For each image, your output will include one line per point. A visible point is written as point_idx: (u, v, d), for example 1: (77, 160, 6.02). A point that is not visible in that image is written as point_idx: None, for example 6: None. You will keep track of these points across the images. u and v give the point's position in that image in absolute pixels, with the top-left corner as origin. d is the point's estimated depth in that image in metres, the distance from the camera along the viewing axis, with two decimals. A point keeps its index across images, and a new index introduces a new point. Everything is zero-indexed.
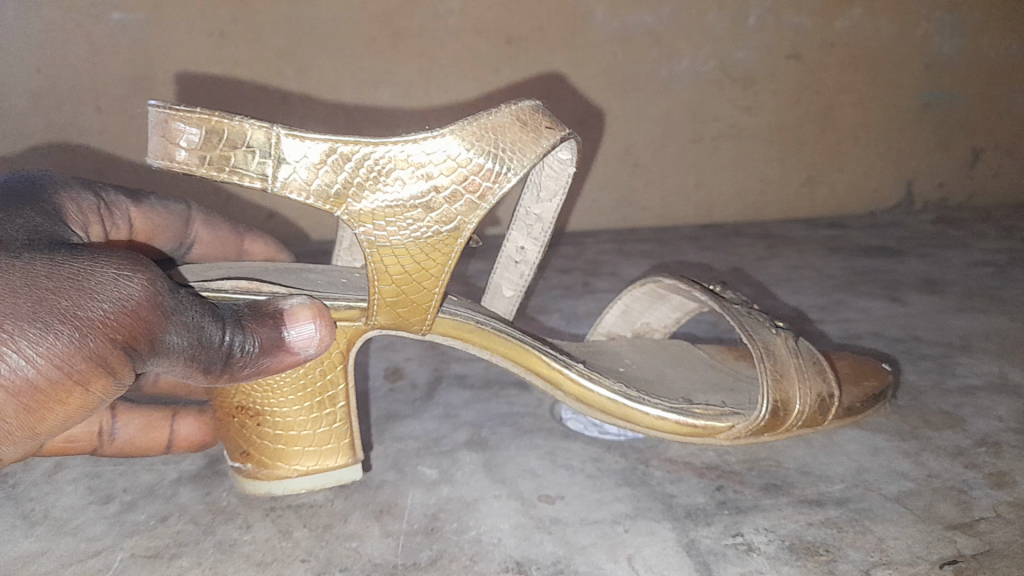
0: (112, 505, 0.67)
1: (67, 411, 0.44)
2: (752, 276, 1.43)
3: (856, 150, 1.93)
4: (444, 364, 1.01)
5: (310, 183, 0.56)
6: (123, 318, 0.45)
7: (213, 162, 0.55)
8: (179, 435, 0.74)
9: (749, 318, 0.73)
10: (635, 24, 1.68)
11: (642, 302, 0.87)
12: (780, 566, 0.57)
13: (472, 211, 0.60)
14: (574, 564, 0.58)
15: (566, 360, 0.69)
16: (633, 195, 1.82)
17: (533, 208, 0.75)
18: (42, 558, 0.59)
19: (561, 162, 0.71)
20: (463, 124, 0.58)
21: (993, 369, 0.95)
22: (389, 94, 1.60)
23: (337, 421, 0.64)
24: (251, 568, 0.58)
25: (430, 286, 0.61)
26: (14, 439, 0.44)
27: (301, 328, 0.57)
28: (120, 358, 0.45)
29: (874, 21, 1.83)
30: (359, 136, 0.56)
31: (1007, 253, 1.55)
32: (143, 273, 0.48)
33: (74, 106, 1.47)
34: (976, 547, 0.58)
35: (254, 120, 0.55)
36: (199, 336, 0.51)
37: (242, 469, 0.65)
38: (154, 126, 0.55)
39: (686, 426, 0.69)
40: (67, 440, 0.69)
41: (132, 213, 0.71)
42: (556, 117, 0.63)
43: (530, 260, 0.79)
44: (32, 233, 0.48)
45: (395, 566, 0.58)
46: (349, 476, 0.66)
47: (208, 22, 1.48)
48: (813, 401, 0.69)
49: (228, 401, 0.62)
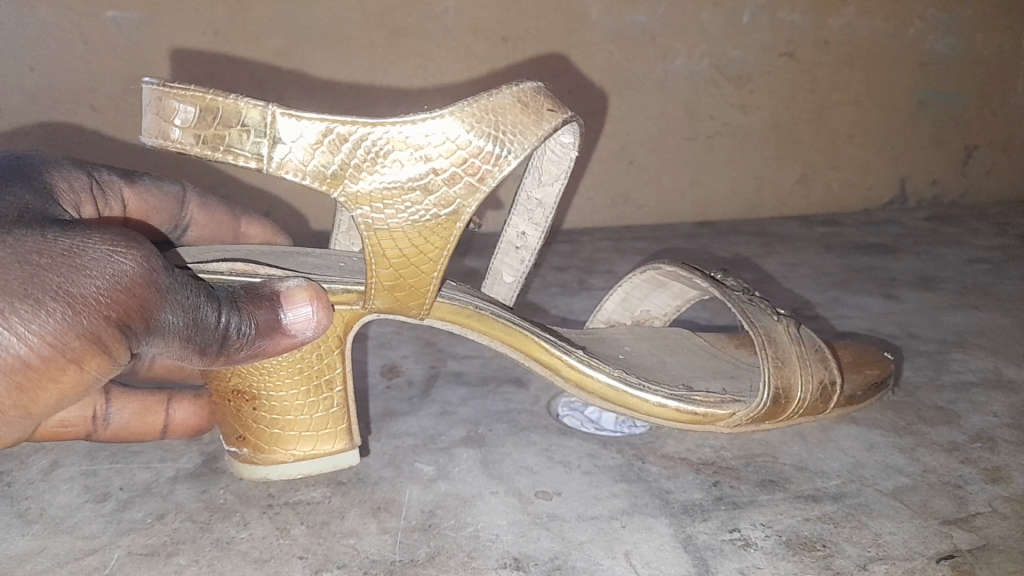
0: (109, 503, 0.67)
1: (61, 389, 0.45)
2: (748, 273, 1.43)
3: (851, 148, 1.93)
4: (441, 361, 1.01)
5: (306, 163, 0.56)
6: (117, 296, 0.45)
7: (207, 141, 0.56)
8: (175, 420, 0.75)
9: (751, 305, 0.73)
10: (630, 23, 1.68)
11: (641, 290, 0.88)
12: (777, 561, 0.57)
13: (471, 194, 0.60)
14: (572, 561, 0.58)
15: (565, 347, 0.69)
16: (629, 193, 1.82)
17: (534, 192, 0.76)
18: (38, 557, 0.59)
19: (563, 145, 0.71)
20: (462, 105, 0.58)
21: (988, 365, 0.95)
22: (386, 92, 1.60)
23: (334, 406, 0.64)
24: (249, 565, 0.58)
25: (428, 270, 0.61)
26: (11, 417, 0.44)
27: (298, 310, 0.56)
28: (115, 337, 0.46)
29: (869, 20, 1.84)
30: (357, 116, 0.56)
31: (1001, 250, 1.56)
32: (138, 250, 0.47)
33: (69, 105, 1.46)
34: (972, 542, 0.58)
35: (249, 99, 0.55)
36: (194, 317, 0.51)
37: (239, 454, 0.65)
38: (149, 105, 0.57)
39: (686, 413, 0.69)
40: (62, 425, 0.69)
41: (126, 194, 0.71)
42: (557, 100, 0.62)
43: (530, 246, 0.79)
44: (22, 210, 0.48)
45: (392, 563, 0.58)
46: (346, 461, 0.66)
47: (204, 20, 1.47)
48: (816, 387, 0.69)
49: (223, 384, 0.62)
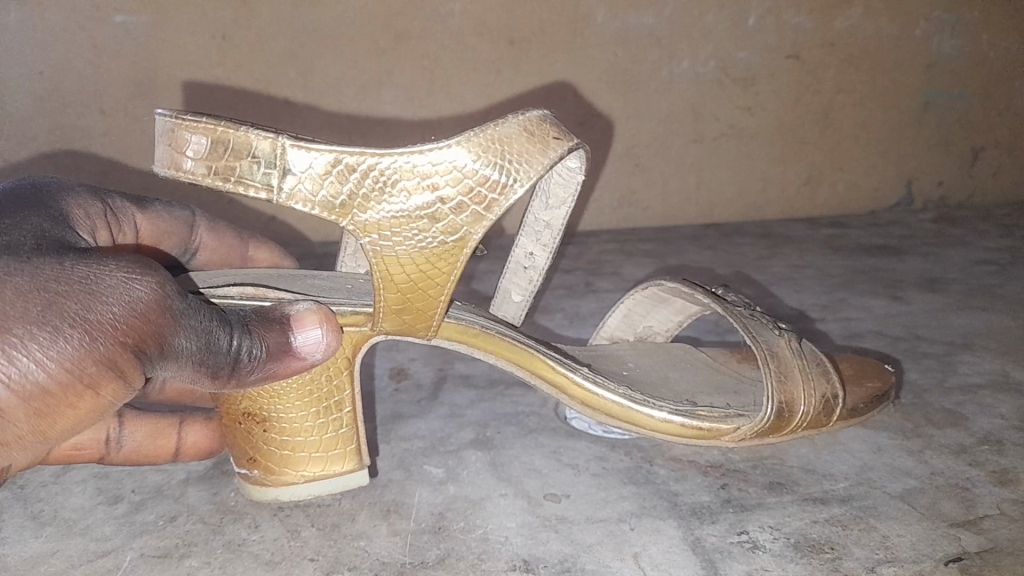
0: (121, 505, 0.68)
1: (78, 415, 0.45)
2: (754, 275, 1.43)
3: (856, 149, 1.93)
4: (448, 364, 1.01)
5: (315, 194, 0.57)
6: (133, 321, 0.46)
7: (218, 171, 0.56)
8: (187, 442, 0.72)
9: (753, 321, 0.73)
10: (635, 24, 1.68)
11: (644, 305, 0.88)
12: (786, 564, 0.57)
13: (478, 222, 0.60)
14: (581, 563, 0.58)
15: (571, 364, 0.69)
16: (635, 195, 1.82)
17: (542, 215, 0.76)
18: (52, 558, 0.60)
19: (570, 170, 0.71)
20: (470, 135, 0.59)
21: (995, 367, 0.95)
22: (392, 97, 1.61)
23: (343, 427, 0.64)
24: (260, 567, 0.58)
25: (436, 294, 0.61)
26: (27, 443, 0.44)
27: (308, 334, 0.57)
28: (130, 362, 0.46)
29: (874, 21, 1.83)
30: (365, 146, 0.57)
31: (1009, 251, 1.55)
32: (153, 277, 0.48)
33: (79, 108, 1.48)
34: (980, 544, 0.58)
35: (259, 131, 0.56)
36: (207, 340, 0.51)
37: (250, 475, 0.65)
38: (163, 136, 0.58)
39: (691, 429, 0.68)
40: (74, 448, 0.67)
41: (138, 219, 0.71)
42: (564, 128, 0.62)
43: (539, 267, 0.79)
44: (39, 237, 0.49)
45: (403, 565, 0.58)
46: (355, 481, 0.66)
47: (212, 25, 1.48)
48: (818, 401, 0.68)
49: (234, 407, 0.62)
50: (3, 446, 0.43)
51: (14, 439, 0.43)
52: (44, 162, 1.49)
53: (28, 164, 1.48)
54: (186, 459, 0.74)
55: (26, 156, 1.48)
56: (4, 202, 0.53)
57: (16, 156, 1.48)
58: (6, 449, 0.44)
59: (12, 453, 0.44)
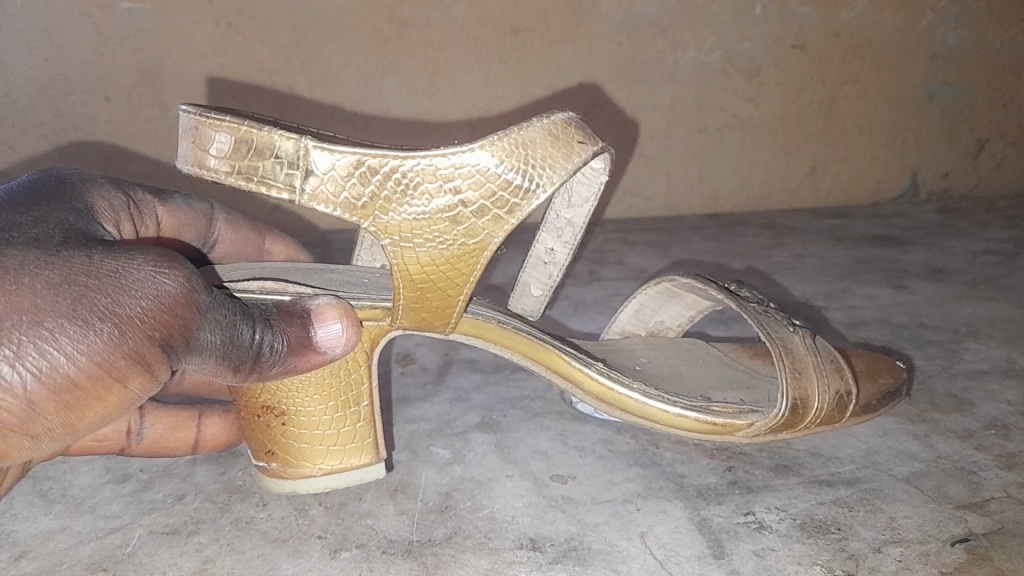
0: (129, 484, 0.68)
1: (105, 408, 0.45)
2: (758, 265, 1.43)
3: (861, 141, 1.93)
4: (454, 349, 1.02)
5: (337, 195, 0.57)
6: (161, 315, 0.46)
7: (241, 170, 0.56)
8: (206, 435, 0.71)
9: (767, 317, 0.73)
10: (640, 16, 1.68)
11: (655, 301, 0.88)
12: (792, 544, 0.57)
13: (498, 225, 0.60)
14: (588, 542, 0.58)
15: (585, 358, 0.69)
16: (637, 186, 1.83)
17: (563, 212, 0.76)
18: (60, 535, 0.60)
19: (593, 170, 0.71)
20: (495, 139, 0.58)
21: (999, 354, 0.95)
22: (395, 85, 1.61)
23: (361, 420, 0.64)
24: (268, 545, 0.59)
25: (455, 293, 0.61)
26: (54, 437, 0.44)
27: (328, 328, 0.58)
28: (157, 356, 0.46)
29: (879, 13, 1.83)
30: (388, 149, 0.57)
31: (1013, 243, 1.55)
32: (180, 270, 0.48)
33: (82, 95, 1.47)
34: (987, 526, 0.59)
35: (283, 131, 0.56)
36: (230, 334, 0.51)
37: (266, 468, 0.64)
38: (186, 133, 0.58)
39: (706, 424, 0.68)
40: (94, 440, 0.65)
41: (159, 212, 0.71)
42: (589, 131, 0.62)
43: (558, 262, 0.79)
44: (67, 231, 0.48)
45: (410, 543, 0.58)
46: (372, 474, 0.65)
47: (215, 12, 1.48)
48: (831, 398, 0.68)
49: (252, 401, 0.62)
50: (31, 440, 0.43)
51: (43, 432, 0.43)
52: (46, 148, 1.48)
53: (32, 149, 1.48)
54: (204, 454, 0.73)
55: (29, 142, 1.48)
56: (27, 194, 0.52)
57: (19, 143, 1.47)
58: (33, 442, 0.43)
59: (37, 447, 0.44)
